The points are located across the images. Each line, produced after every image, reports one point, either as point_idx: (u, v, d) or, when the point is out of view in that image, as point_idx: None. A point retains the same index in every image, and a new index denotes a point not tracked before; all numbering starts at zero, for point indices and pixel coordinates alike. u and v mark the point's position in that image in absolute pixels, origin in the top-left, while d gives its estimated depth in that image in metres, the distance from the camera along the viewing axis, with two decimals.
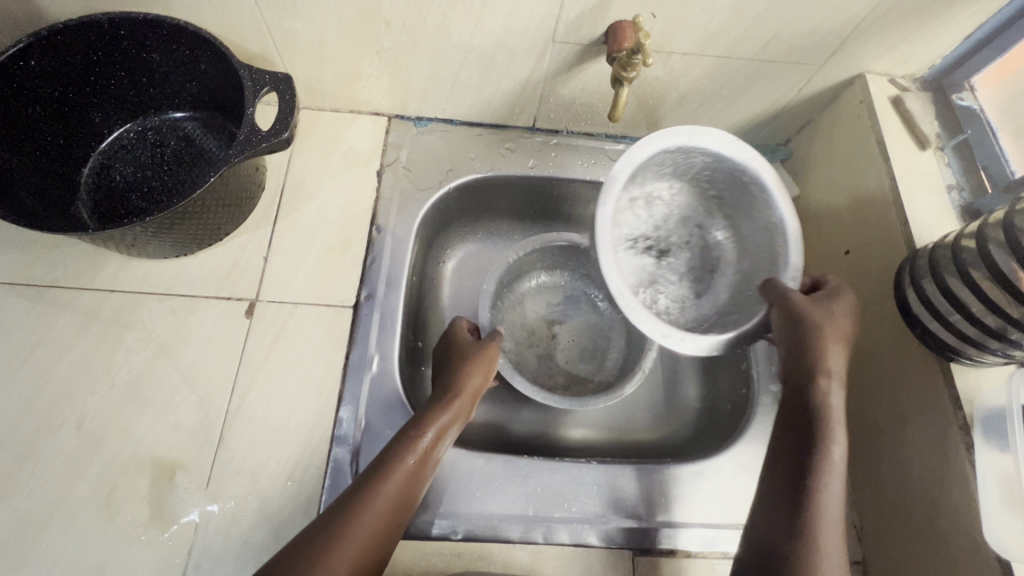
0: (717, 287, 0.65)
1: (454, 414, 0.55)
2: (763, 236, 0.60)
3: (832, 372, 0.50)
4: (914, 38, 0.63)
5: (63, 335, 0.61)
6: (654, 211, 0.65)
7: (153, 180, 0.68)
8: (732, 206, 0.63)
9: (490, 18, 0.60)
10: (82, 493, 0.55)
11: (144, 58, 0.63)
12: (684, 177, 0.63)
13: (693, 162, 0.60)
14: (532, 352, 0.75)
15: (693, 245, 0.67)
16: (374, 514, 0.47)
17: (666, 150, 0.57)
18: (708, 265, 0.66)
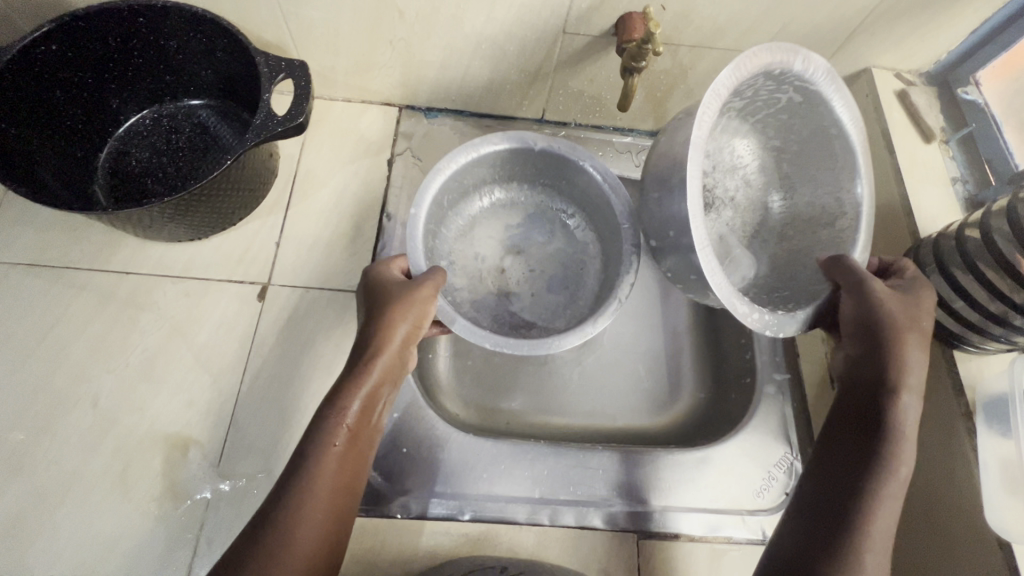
0: (760, 247, 0.64)
1: (378, 378, 0.49)
2: (828, 202, 0.59)
3: (912, 383, 0.47)
4: (920, 33, 0.64)
5: (79, 315, 0.62)
6: (710, 152, 0.62)
7: (168, 166, 0.69)
8: (796, 165, 0.62)
9: (501, 9, 0.61)
10: (97, 468, 0.56)
11: (163, 45, 0.64)
12: (756, 118, 0.60)
13: (779, 100, 0.56)
14: (489, 286, 0.69)
15: (740, 199, 0.65)
16: (311, 512, 0.43)
17: (766, 73, 0.51)
18: (754, 222, 0.65)
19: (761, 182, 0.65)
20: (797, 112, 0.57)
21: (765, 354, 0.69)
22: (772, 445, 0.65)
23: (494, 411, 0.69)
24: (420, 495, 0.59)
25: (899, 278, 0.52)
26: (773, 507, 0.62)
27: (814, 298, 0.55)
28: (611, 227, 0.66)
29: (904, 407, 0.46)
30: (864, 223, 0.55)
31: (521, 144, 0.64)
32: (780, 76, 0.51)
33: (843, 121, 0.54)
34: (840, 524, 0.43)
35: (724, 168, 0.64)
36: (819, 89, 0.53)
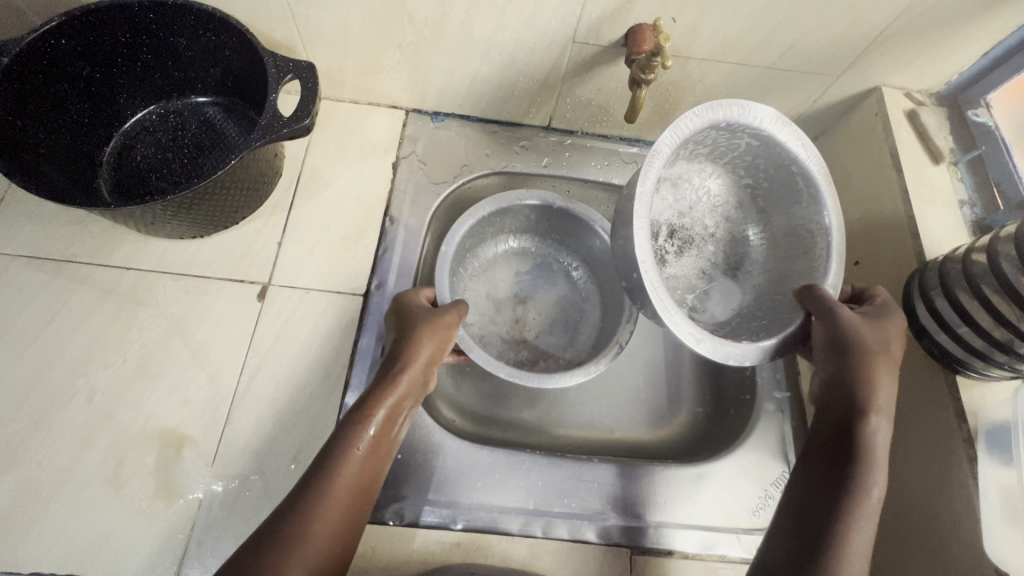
0: (740, 283, 0.64)
1: (402, 394, 0.50)
2: (800, 233, 0.59)
3: (883, 406, 0.47)
4: (932, 53, 0.63)
5: (79, 309, 0.62)
6: (681, 191, 0.63)
7: (173, 162, 0.69)
8: (769, 200, 0.62)
9: (512, 16, 0.61)
10: (91, 464, 0.56)
11: (172, 41, 0.65)
12: (726, 162, 0.61)
13: (737, 144, 0.58)
14: (499, 326, 0.69)
15: (719, 234, 0.66)
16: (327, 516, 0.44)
17: (715, 124, 0.53)
18: (734, 260, 0.65)
19: (738, 220, 0.66)
20: (760, 154, 0.58)
21: (765, 370, 0.69)
22: (770, 463, 0.64)
23: (490, 418, 0.69)
24: (412, 501, 0.59)
25: (870, 305, 0.53)
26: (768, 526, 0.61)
27: (787, 323, 0.55)
28: (614, 279, 0.69)
29: (874, 433, 0.46)
30: (834, 254, 0.54)
31: (542, 201, 0.68)
32: (724, 125, 0.53)
33: (801, 163, 0.55)
34: (821, 552, 0.43)
35: (699, 203, 0.64)
36: (768, 133, 0.54)
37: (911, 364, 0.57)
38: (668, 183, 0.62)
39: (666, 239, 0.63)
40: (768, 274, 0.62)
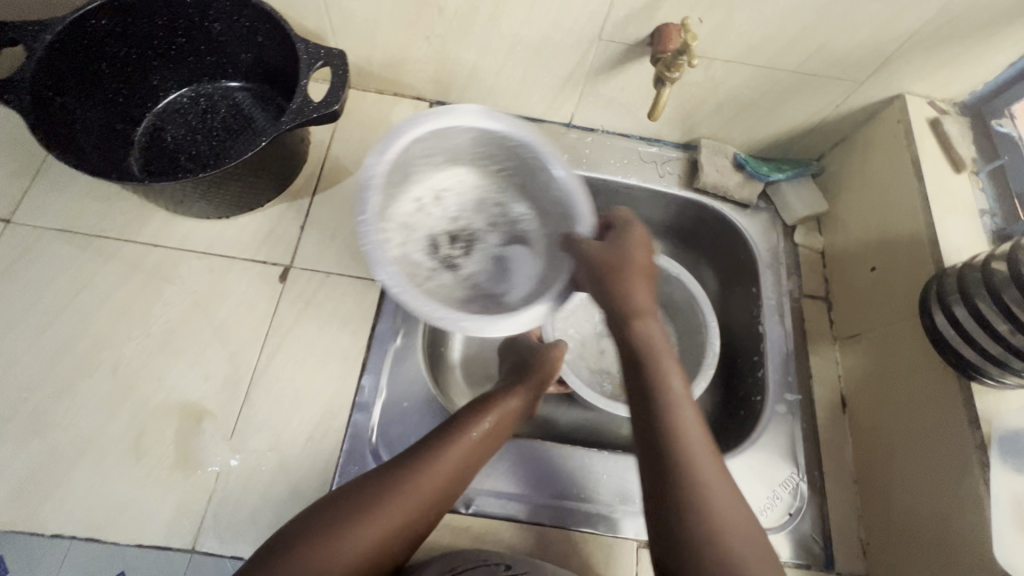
0: (535, 253, 0.61)
1: (519, 403, 0.57)
2: (551, 194, 0.59)
3: (646, 311, 0.49)
4: (957, 61, 0.63)
5: (106, 282, 0.63)
6: (428, 212, 0.61)
7: (201, 144, 0.70)
8: (517, 179, 0.61)
9: (540, 12, 0.62)
10: (114, 432, 0.57)
11: (207, 26, 0.66)
12: (464, 166, 0.61)
13: (445, 142, 0.57)
14: (587, 361, 0.77)
15: (484, 228, 0.63)
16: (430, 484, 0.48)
17: (419, 138, 0.55)
18: (518, 235, 0.63)
19: (496, 213, 0.64)
20: (479, 149, 0.59)
21: (776, 372, 0.69)
22: (778, 463, 0.64)
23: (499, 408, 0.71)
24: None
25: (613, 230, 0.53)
26: (775, 527, 0.61)
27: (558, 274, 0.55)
28: (690, 323, 0.76)
29: (650, 335, 0.48)
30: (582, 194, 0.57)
31: None
32: (421, 132, 0.55)
33: (523, 142, 0.57)
34: (672, 451, 0.44)
35: (450, 207, 0.62)
36: (484, 123, 0.57)
37: (926, 372, 0.57)
38: (413, 208, 0.59)
39: (447, 248, 0.62)
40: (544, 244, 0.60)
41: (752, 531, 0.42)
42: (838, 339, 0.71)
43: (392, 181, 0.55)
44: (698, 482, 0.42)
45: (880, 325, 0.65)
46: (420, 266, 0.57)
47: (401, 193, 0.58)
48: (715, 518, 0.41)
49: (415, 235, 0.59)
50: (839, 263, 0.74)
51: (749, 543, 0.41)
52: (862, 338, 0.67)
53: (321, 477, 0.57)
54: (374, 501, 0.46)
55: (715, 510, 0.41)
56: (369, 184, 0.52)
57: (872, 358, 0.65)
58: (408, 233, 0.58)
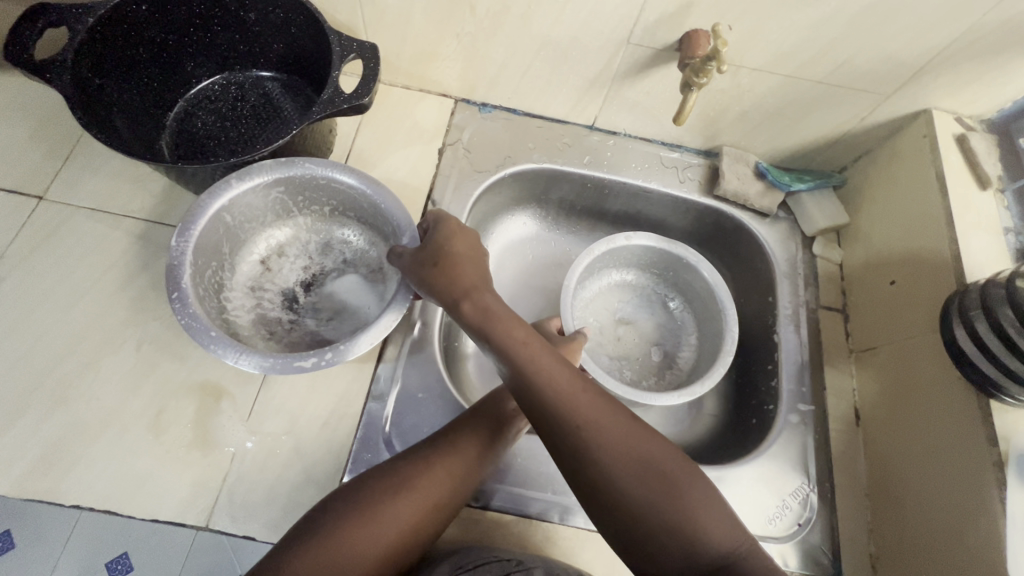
0: (374, 275, 0.66)
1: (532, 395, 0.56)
2: (364, 207, 0.63)
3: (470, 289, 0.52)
4: (986, 78, 0.63)
5: (133, 261, 0.65)
6: (273, 270, 0.66)
7: (231, 131, 0.72)
8: (325, 205, 0.65)
9: (571, 13, 0.63)
10: (135, 409, 0.58)
11: (242, 15, 0.68)
12: (272, 219, 0.65)
13: (250, 206, 0.61)
14: (606, 347, 0.77)
15: (333, 265, 0.68)
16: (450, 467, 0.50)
17: (221, 211, 0.58)
18: (350, 260, 0.68)
19: (317, 251, 0.68)
20: (270, 206, 0.63)
21: (790, 381, 0.69)
22: (790, 472, 0.64)
23: None
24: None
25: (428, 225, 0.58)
26: (783, 537, 0.61)
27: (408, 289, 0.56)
28: (709, 312, 0.75)
29: (486, 306, 0.51)
30: (385, 195, 0.61)
31: (648, 244, 0.76)
32: (228, 204, 0.58)
33: (320, 173, 0.60)
34: (562, 421, 0.44)
35: (295, 255, 0.67)
36: (276, 179, 0.59)
37: (944, 388, 0.57)
38: (256, 273, 0.65)
39: (305, 298, 0.66)
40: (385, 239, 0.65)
41: (651, 449, 0.43)
42: (854, 351, 0.71)
43: (211, 249, 0.59)
44: (587, 428, 0.43)
45: (898, 340, 0.64)
46: (277, 320, 0.63)
47: (235, 261, 0.63)
48: (612, 451, 0.43)
49: (267, 294, 0.65)
50: (858, 276, 0.74)
51: (649, 460, 0.43)
52: (879, 351, 0.67)
53: (335, 462, 0.58)
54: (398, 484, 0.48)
55: (610, 444, 0.43)
56: (179, 264, 0.53)
57: (889, 371, 0.65)
58: (259, 298, 0.64)
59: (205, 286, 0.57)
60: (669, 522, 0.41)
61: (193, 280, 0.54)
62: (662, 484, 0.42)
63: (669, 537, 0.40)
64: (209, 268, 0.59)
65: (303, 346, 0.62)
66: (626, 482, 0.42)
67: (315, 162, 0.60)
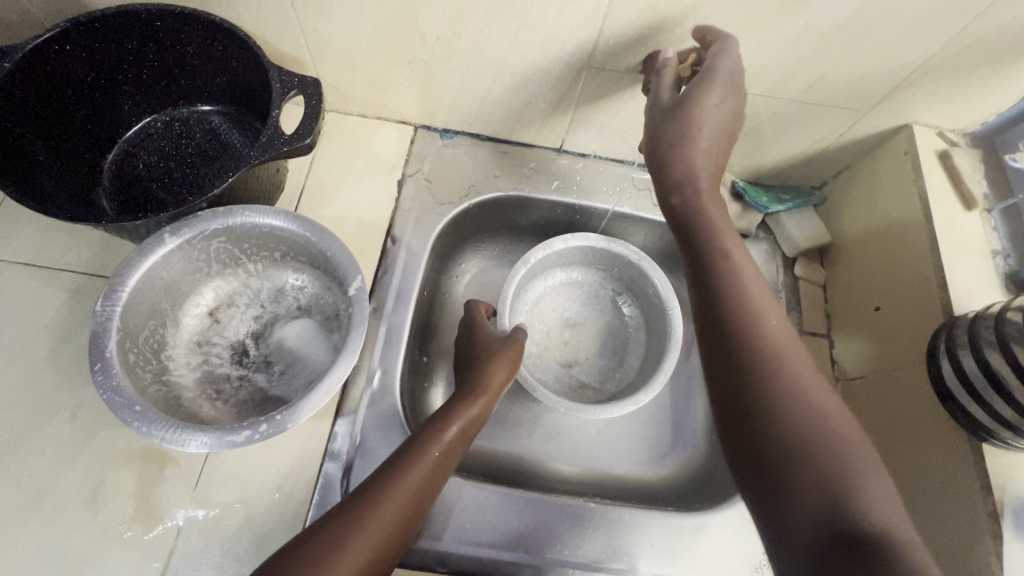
0: (328, 322, 0.62)
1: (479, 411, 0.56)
2: (312, 251, 0.59)
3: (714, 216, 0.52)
4: (969, 92, 0.60)
5: (69, 320, 0.60)
6: (222, 322, 0.62)
7: (174, 171, 0.67)
8: (273, 251, 0.61)
9: (525, 38, 0.59)
10: (71, 484, 0.54)
11: (179, 49, 0.63)
12: (216, 271, 0.61)
13: (190, 259, 0.57)
14: (555, 353, 0.75)
15: (286, 312, 0.64)
16: (405, 495, 0.47)
17: (153, 269, 0.54)
18: (304, 306, 0.64)
19: (268, 298, 0.64)
20: (210, 257, 0.59)
21: None
22: None
23: (485, 448, 0.70)
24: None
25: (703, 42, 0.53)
26: None
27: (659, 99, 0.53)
28: (656, 311, 0.73)
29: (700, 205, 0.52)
30: (324, 236, 0.57)
31: (586, 243, 0.73)
32: (161, 260, 0.54)
33: (262, 221, 0.56)
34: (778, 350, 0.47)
35: (245, 305, 0.63)
36: (213, 230, 0.55)
37: (933, 431, 0.54)
38: (203, 326, 0.61)
39: (256, 351, 0.62)
40: (334, 280, 0.61)
41: (841, 424, 0.44)
42: (840, 380, 0.67)
43: (146, 308, 0.55)
44: (782, 386, 0.45)
45: (885, 370, 0.61)
46: (225, 378, 0.59)
47: (178, 317, 0.59)
48: (807, 418, 0.44)
49: (215, 349, 0.60)
50: (842, 299, 0.70)
51: (831, 434, 0.43)
52: (866, 381, 0.63)
53: (290, 531, 0.54)
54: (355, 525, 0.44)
55: (800, 407, 0.44)
56: (104, 332, 0.49)
57: (875, 404, 0.61)
58: (206, 354, 0.60)
59: (139, 350, 0.53)
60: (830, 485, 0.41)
61: (121, 347, 0.50)
62: (835, 454, 0.42)
63: (816, 498, 0.41)
64: (145, 329, 0.55)
65: (251, 406, 0.58)
66: (786, 441, 0.43)
67: (255, 210, 0.56)
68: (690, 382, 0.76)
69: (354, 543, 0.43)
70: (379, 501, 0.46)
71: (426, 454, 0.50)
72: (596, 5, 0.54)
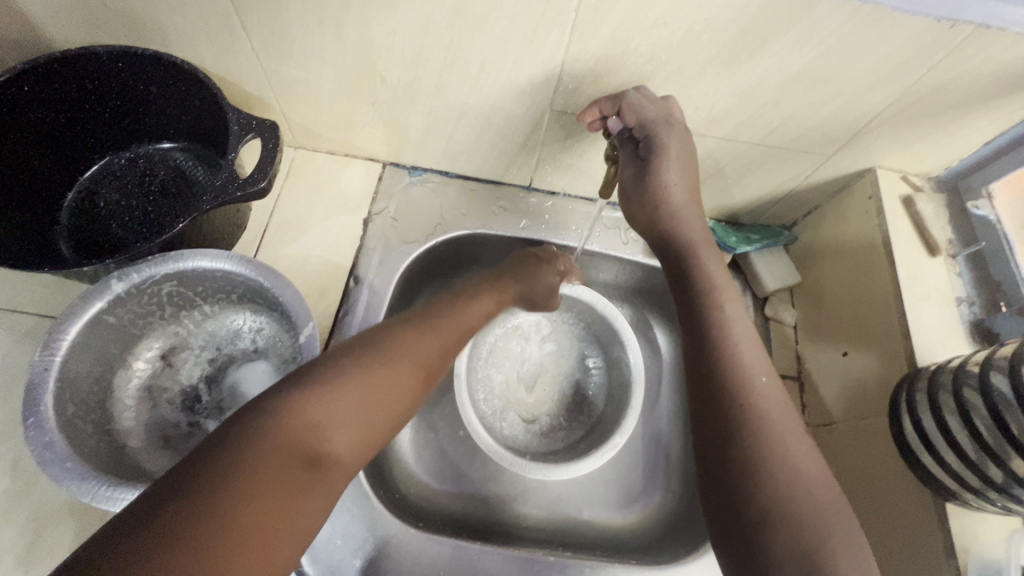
0: (282, 366, 0.61)
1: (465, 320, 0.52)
2: (267, 294, 0.58)
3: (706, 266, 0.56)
4: (930, 139, 0.60)
5: (15, 363, 0.59)
6: (175, 366, 0.60)
7: (134, 210, 0.67)
8: (228, 294, 0.60)
9: (486, 82, 0.59)
10: (7, 538, 0.52)
11: (141, 89, 0.63)
12: (168, 314, 0.59)
13: (139, 305, 0.56)
14: (516, 406, 0.73)
15: (242, 354, 0.62)
16: (396, 385, 0.43)
17: (99, 316, 0.53)
18: (260, 350, 0.62)
19: (224, 341, 0.62)
20: (162, 300, 0.57)
21: None
22: None
23: (448, 494, 0.68)
24: (341, 571, 0.56)
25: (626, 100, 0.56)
26: None
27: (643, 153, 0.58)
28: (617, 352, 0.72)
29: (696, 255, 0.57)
30: (275, 280, 0.56)
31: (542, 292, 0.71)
32: (107, 306, 0.53)
33: (213, 266, 0.55)
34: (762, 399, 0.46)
35: (200, 348, 0.62)
36: (163, 274, 0.54)
37: (899, 486, 0.52)
38: (154, 371, 0.59)
39: (208, 396, 0.60)
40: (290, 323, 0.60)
41: (823, 488, 0.42)
42: (811, 426, 0.66)
43: (93, 354, 0.53)
44: (770, 441, 0.44)
45: (852, 418, 0.60)
46: (174, 425, 0.58)
47: (129, 362, 0.58)
48: (788, 480, 0.42)
49: (166, 395, 0.59)
50: (812, 342, 0.69)
51: (807, 493, 0.41)
52: (835, 429, 0.62)
53: None
54: (342, 400, 0.39)
55: (787, 466, 0.42)
56: (43, 383, 0.48)
57: (843, 454, 0.60)
58: (156, 400, 0.58)
59: (80, 400, 0.51)
60: (807, 547, 0.39)
61: (62, 398, 0.49)
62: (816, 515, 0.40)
63: (795, 559, 0.38)
64: (89, 377, 0.53)
65: None
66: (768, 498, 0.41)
67: (207, 254, 0.55)
68: (661, 424, 0.75)
69: (340, 423, 0.39)
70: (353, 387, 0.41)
71: (414, 346, 0.46)
72: (553, 53, 0.54)
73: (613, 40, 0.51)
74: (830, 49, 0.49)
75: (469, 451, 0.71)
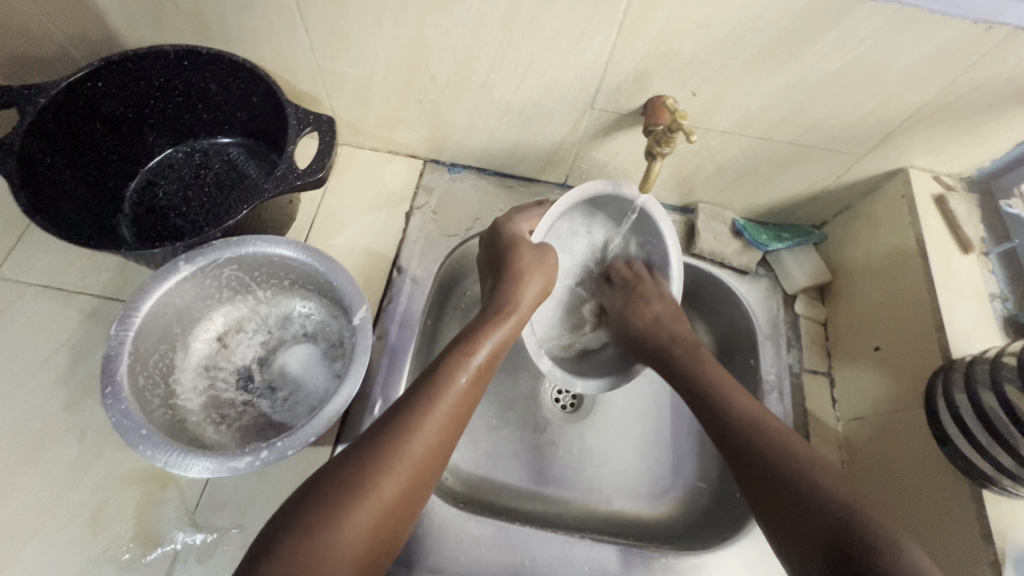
0: (329, 349, 0.63)
1: (473, 376, 0.52)
2: (320, 280, 0.61)
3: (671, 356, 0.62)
4: (964, 139, 0.61)
5: (82, 341, 0.62)
6: (230, 347, 0.63)
7: (191, 200, 0.70)
8: (281, 279, 0.63)
9: (532, 81, 0.61)
10: (75, 504, 0.55)
11: (203, 87, 0.66)
12: (225, 298, 0.62)
13: (199, 288, 0.59)
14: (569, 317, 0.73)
15: (292, 337, 0.65)
16: (369, 514, 0.42)
17: (165, 297, 0.56)
18: (308, 333, 0.65)
19: (275, 324, 0.66)
20: (220, 284, 0.60)
21: None
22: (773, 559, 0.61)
23: (483, 478, 0.70)
24: None
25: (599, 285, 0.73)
26: None
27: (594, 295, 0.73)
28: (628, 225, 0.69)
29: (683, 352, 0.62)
30: (324, 262, 0.59)
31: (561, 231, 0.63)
32: (173, 287, 0.56)
33: (271, 251, 0.58)
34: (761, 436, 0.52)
35: (253, 331, 0.65)
36: (225, 258, 0.57)
37: (935, 474, 0.54)
38: (210, 351, 0.62)
39: (259, 377, 0.63)
40: (339, 310, 0.63)
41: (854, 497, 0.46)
42: (842, 420, 0.67)
43: (158, 333, 0.57)
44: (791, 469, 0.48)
45: (885, 411, 0.61)
46: (229, 402, 0.61)
47: (188, 340, 0.61)
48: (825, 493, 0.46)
49: (221, 374, 0.62)
50: (844, 337, 0.71)
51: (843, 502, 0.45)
52: (867, 423, 0.63)
53: None
54: (311, 542, 0.40)
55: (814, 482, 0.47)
56: (116, 356, 0.52)
57: (877, 446, 0.61)
58: (212, 378, 0.61)
59: (148, 373, 0.55)
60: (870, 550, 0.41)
61: (132, 370, 0.53)
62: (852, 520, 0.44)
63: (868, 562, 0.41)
64: (155, 353, 0.57)
65: (254, 431, 0.59)
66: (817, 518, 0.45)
67: (267, 240, 0.58)
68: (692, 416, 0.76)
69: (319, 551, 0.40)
70: (376, 468, 0.44)
71: (394, 465, 0.45)
72: (598, 53, 0.56)
73: (657, 41, 0.54)
74: (868, 50, 0.52)
75: (504, 437, 0.73)
